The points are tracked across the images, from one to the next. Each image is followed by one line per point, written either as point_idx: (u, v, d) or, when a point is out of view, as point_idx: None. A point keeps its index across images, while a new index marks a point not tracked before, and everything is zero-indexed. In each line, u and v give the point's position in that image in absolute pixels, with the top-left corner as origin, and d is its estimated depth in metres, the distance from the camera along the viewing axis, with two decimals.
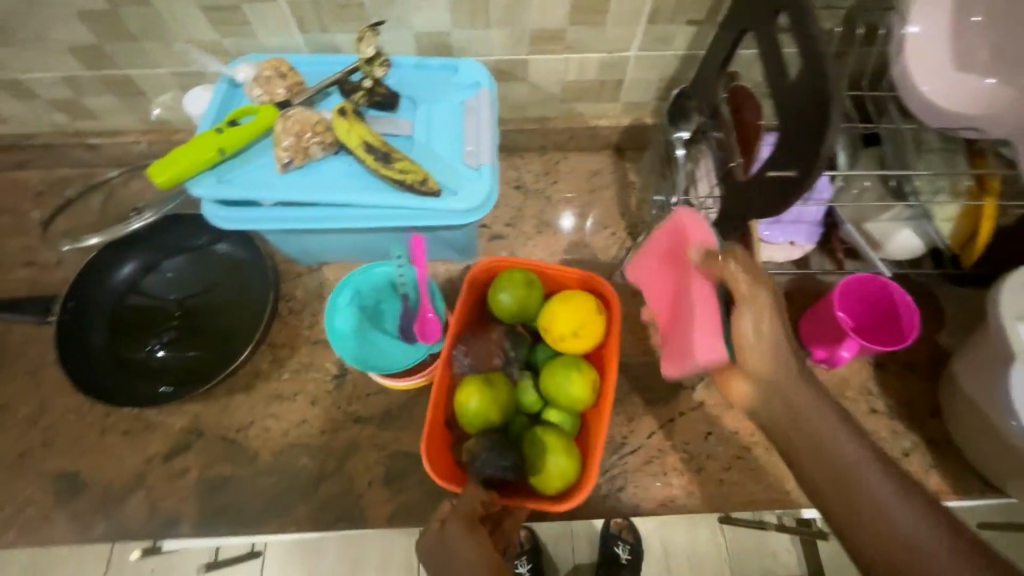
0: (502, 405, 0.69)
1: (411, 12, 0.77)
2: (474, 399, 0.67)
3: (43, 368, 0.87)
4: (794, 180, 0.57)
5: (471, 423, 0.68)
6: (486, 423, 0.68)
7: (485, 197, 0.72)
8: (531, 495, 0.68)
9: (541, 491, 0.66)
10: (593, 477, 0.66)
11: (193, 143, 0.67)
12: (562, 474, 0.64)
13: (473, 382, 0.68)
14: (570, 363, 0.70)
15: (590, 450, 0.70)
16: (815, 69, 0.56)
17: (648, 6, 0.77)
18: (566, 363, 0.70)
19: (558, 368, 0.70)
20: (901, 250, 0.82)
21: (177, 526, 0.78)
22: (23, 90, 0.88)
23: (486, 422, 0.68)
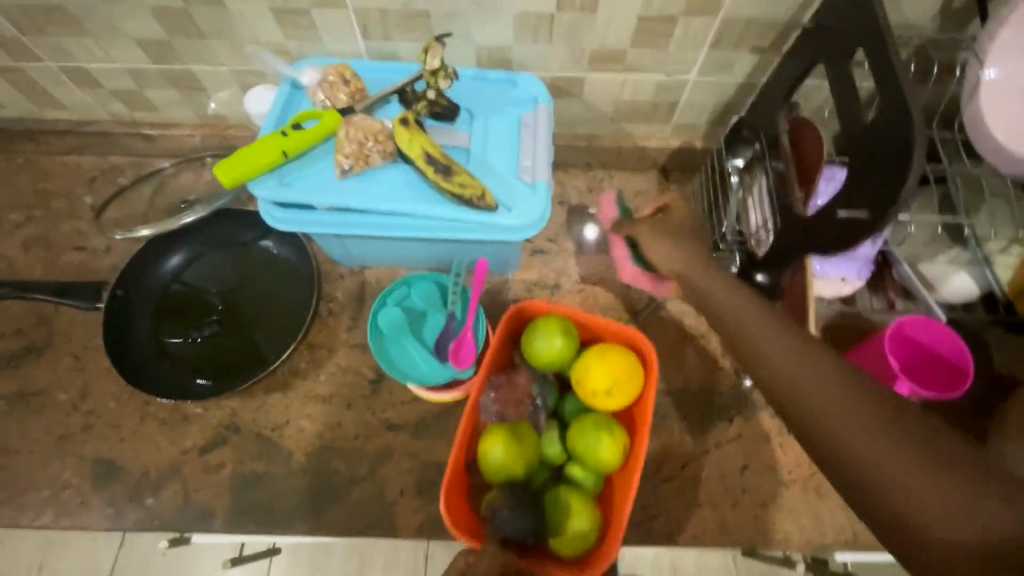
0: (528, 458, 0.70)
1: (475, 26, 0.77)
2: (498, 450, 0.69)
3: (87, 353, 0.89)
4: (865, 221, 0.56)
5: (496, 474, 0.70)
6: (511, 475, 0.70)
7: (539, 216, 0.72)
8: (549, 554, 0.69)
9: (560, 552, 0.67)
10: (615, 542, 0.67)
11: (258, 144, 0.68)
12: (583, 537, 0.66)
13: (500, 433, 0.70)
14: (600, 422, 0.71)
15: (610, 511, 0.71)
16: (897, 111, 0.55)
17: (714, 32, 0.77)
18: (596, 422, 0.71)
19: (587, 426, 0.71)
20: (955, 296, 0.81)
21: (209, 520, 0.79)
22: (88, 79, 0.90)
23: (509, 475, 0.69)
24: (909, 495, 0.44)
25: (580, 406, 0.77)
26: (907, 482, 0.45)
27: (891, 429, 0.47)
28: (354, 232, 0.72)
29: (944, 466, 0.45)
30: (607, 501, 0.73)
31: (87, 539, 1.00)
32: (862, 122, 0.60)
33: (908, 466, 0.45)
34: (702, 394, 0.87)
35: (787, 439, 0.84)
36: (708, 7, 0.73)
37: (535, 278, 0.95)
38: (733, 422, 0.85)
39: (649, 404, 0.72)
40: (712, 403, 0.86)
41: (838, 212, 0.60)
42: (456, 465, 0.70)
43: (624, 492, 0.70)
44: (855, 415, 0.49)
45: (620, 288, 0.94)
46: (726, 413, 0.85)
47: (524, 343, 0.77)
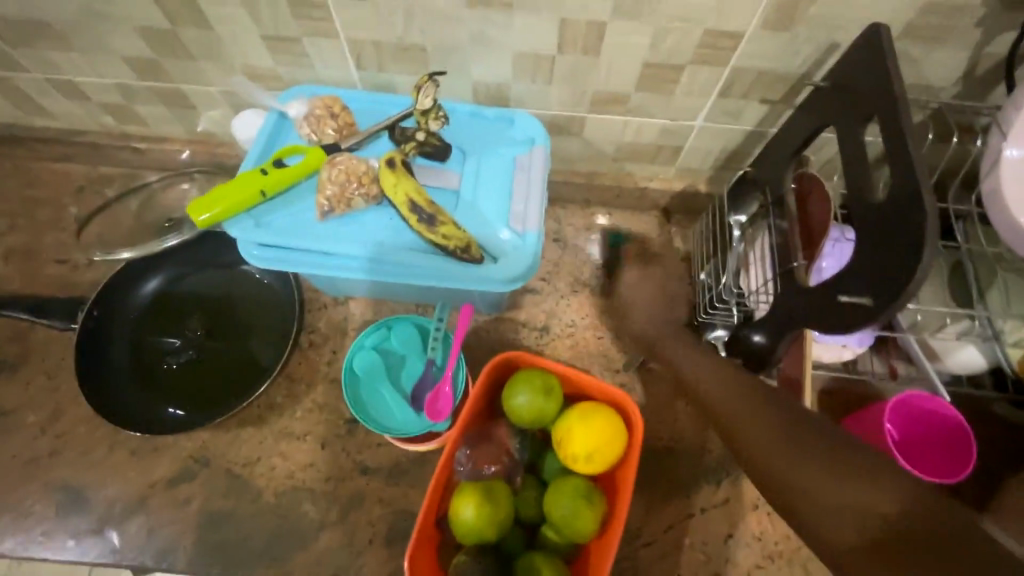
0: (500, 523, 0.67)
1: (472, 61, 0.73)
2: (470, 509, 0.66)
3: (60, 373, 0.87)
4: (868, 308, 0.53)
5: (465, 536, 0.66)
6: (480, 538, 0.66)
7: (526, 268, 0.69)
8: None
9: None
10: None
11: (236, 181, 0.65)
12: None
13: (473, 493, 0.66)
14: (579, 489, 0.68)
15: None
16: (908, 195, 0.51)
17: (723, 81, 0.73)
18: (575, 488, 0.68)
19: (565, 491, 0.68)
20: (960, 368, 0.75)
21: (174, 557, 0.77)
22: (75, 91, 0.87)
23: (479, 537, 0.66)
24: (808, 490, 0.51)
25: (559, 466, 0.74)
26: (806, 478, 0.52)
27: (802, 440, 0.56)
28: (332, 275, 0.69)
29: (841, 466, 0.51)
30: (580, 569, 0.70)
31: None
32: (870, 199, 0.56)
33: (811, 466, 0.53)
34: (692, 453, 0.83)
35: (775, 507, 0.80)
36: (717, 57, 0.70)
37: (525, 319, 0.91)
38: (720, 486, 0.81)
39: (631, 472, 0.69)
40: (700, 464, 0.82)
41: (838, 294, 0.57)
42: (423, 522, 0.66)
43: (598, 562, 0.67)
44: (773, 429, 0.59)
45: (613, 334, 0.91)
46: (715, 475, 0.82)
47: (505, 397, 0.73)
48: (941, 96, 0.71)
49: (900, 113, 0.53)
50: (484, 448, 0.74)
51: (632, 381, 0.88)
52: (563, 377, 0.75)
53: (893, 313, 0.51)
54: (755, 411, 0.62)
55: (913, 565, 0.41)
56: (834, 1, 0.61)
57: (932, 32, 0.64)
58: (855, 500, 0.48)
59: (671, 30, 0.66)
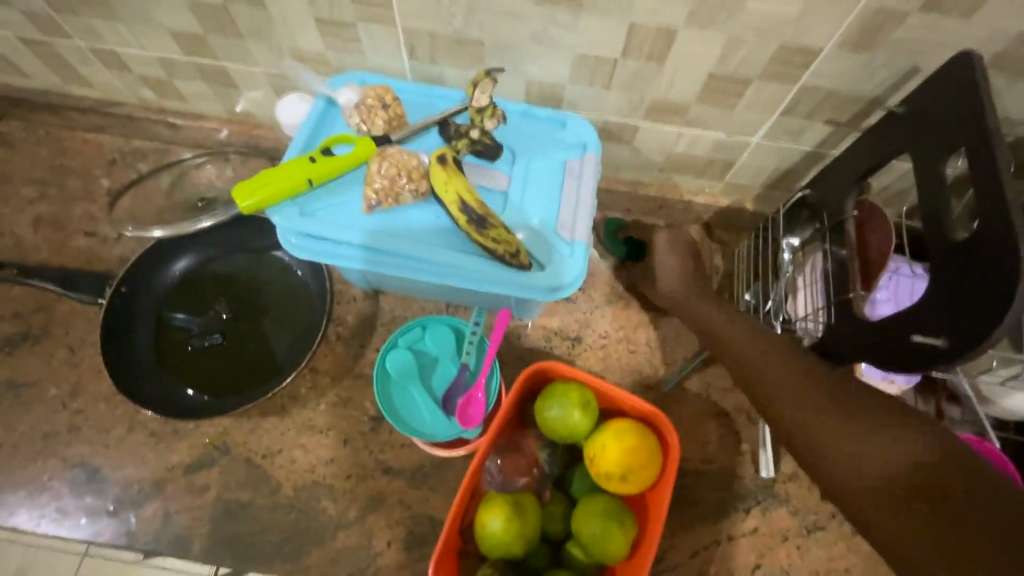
0: (527, 539, 0.65)
1: (530, 60, 0.71)
2: (498, 522, 0.64)
3: (83, 348, 0.85)
4: (942, 350, 0.51)
5: (490, 549, 0.64)
6: (506, 553, 0.65)
7: (575, 279, 0.67)
8: None
9: None
10: None
11: (283, 168, 0.64)
12: None
13: (502, 505, 0.64)
14: (611, 511, 0.66)
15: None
16: (999, 239, 0.49)
17: (788, 98, 0.70)
18: (606, 508, 0.66)
19: (597, 510, 0.66)
20: (1010, 414, 0.70)
21: (188, 545, 0.76)
22: (117, 63, 0.85)
23: (506, 551, 0.64)
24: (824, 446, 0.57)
25: (588, 482, 0.72)
26: (843, 445, 0.56)
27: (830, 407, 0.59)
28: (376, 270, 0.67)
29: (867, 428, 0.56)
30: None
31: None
32: (950, 235, 0.54)
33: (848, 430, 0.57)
34: (721, 478, 0.81)
35: (805, 541, 0.78)
36: (787, 73, 0.67)
37: (557, 327, 0.89)
38: (750, 514, 0.79)
39: (666, 496, 0.66)
40: (730, 490, 0.80)
41: (911, 333, 0.55)
42: (449, 531, 0.64)
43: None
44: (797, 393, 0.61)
45: (647, 350, 0.88)
46: (744, 503, 0.80)
47: (538, 408, 0.71)
48: (1016, 130, 0.68)
49: (993, 148, 0.51)
50: (514, 458, 0.73)
51: (663, 400, 0.85)
52: (599, 391, 0.72)
53: (970, 357, 0.49)
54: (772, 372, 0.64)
55: (909, 507, 0.50)
56: (921, 24, 0.58)
57: (1018, 65, 0.61)
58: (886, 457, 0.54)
59: (744, 40, 0.63)
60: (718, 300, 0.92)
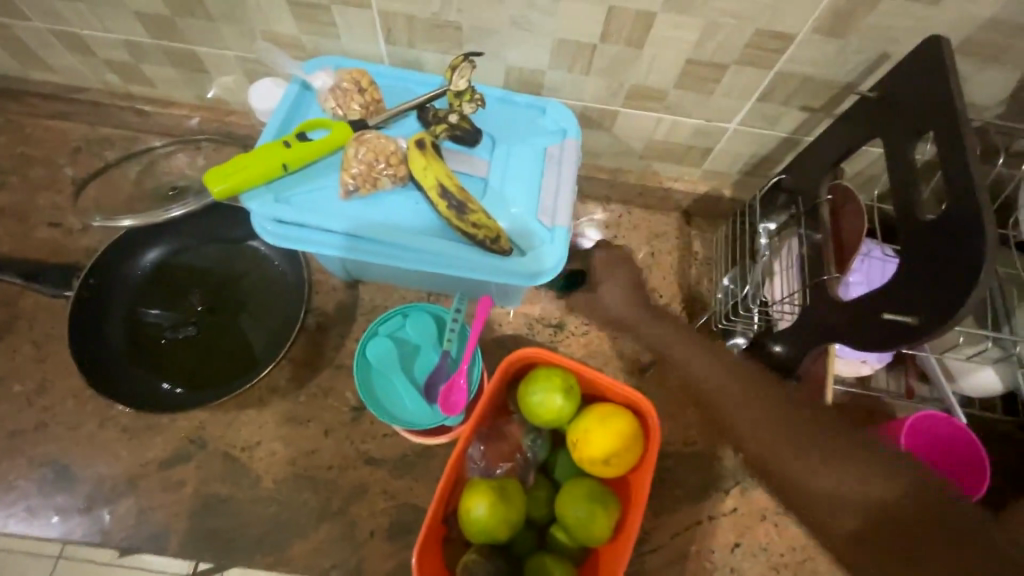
0: (511, 523, 0.65)
1: (510, 45, 0.70)
2: (482, 507, 0.64)
3: (50, 343, 0.83)
4: (912, 328, 0.52)
5: (474, 533, 0.64)
6: (491, 537, 0.65)
7: (556, 264, 0.67)
8: None
9: None
10: None
11: (256, 153, 0.62)
12: None
13: (488, 492, 0.64)
14: (595, 494, 0.66)
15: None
16: (965, 218, 0.50)
17: (764, 84, 0.71)
18: (589, 492, 0.66)
19: (580, 493, 0.66)
20: (975, 390, 0.73)
21: (164, 542, 0.74)
22: (79, 45, 0.82)
23: (491, 536, 0.64)
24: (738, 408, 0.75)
25: (572, 467, 0.73)
26: (746, 414, 0.74)
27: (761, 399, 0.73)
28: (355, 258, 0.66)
29: (818, 456, 0.69)
30: None
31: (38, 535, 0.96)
32: (919, 216, 0.55)
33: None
34: (703, 460, 0.82)
35: (783, 519, 0.80)
36: (763, 59, 0.68)
37: (539, 314, 0.89)
38: (729, 495, 0.81)
39: (649, 478, 0.67)
40: (709, 472, 0.82)
41: (882, 311, 0.56)
42: (432, 518, 0.64)
43: (610, 569, 0.65)
44: (766, 413, 0.72)
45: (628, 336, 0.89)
46: (724, 484, 0.81)
47: (520, 395, 0.71)
48: (984, 115, 0.71)
49: (959, 131, 0.52)
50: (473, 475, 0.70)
51: (645, 385, 0.86)
52: (583, 377, 0.72)
53: (938, 335, 0.50)
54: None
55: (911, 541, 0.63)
56: (891, 10, 0.60)
57: (985, 51, 0.63)
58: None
59: (722, 26, 0.64)
60: (698, 286, 0.93)
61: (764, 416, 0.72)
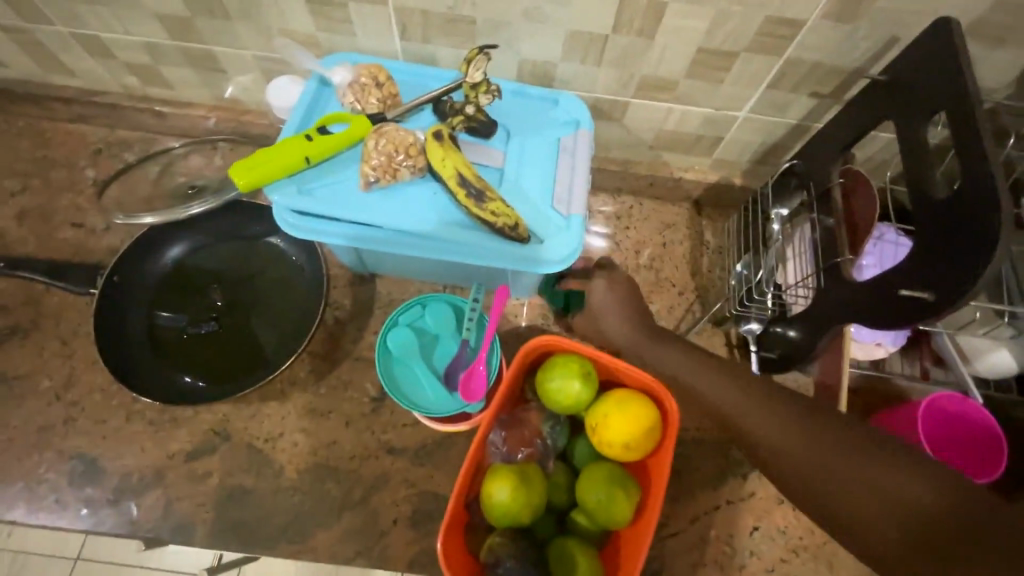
0: (533, 507, 0.66)
1: (524, 38, 0.72)
2: (505, 491, 0.65)
3: (75, 339, 0.84)
4: (928, 303, 0.53)
5: (497, 518, 0.65)
6: (514, 521, 0.66)
7: (572, 250, 0.68)
8: None
9: None
10: None
11: (279, 147, 0.64)
12: None
13: (510, 478, 0.65)
14: (615, 477, 0.67)
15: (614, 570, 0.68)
16: (979, 193, 0.51)
17: (773, 72, 0.72)
18: (610, 476, 0.67)
19: (601, 477, 0.67)
20: (990, 371, 0.74)
21: (190, 532, 0.76)
22: (100, 47, 0.84)
23: (514, 520, 0.65)
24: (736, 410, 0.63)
25: (591, 453, 0.73)
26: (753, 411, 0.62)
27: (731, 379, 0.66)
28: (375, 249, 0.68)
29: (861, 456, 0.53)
30: (611, 559, 0.69)
31: (55, 537, 1.07)
32: (932, 194, 0.56)
33: (834, 466, 0.54)
34: (719, 446, 0.83)
35: None
36: (773, 45, 0.69)
37: None
38: (746, 479, 0.81)
39: (668, 461, 0.68)
40: (726, 457, 0.82)
41: (898, 288, 0.57)
42: (456, 503, 0.65)
43: (632, 550, 0.66)
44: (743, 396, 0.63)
45: None
46: (741, 468, 0.82)
47: (539, 382, 0.72)
48: (994, 97, 0.71)
49: (972, 109, 0.53)
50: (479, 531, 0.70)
51: None
52: (600, 364, 0.73)
53: (956, 309, 0.51)
54: (775, 426, 0.59)
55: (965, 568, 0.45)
56: None
57: (993, 32, 0.64)
58: (865, 493, 0.51)
59: (732, 13, 0.65)
60: (709, 276, 0.94)
61: (749, 405, 0.62)
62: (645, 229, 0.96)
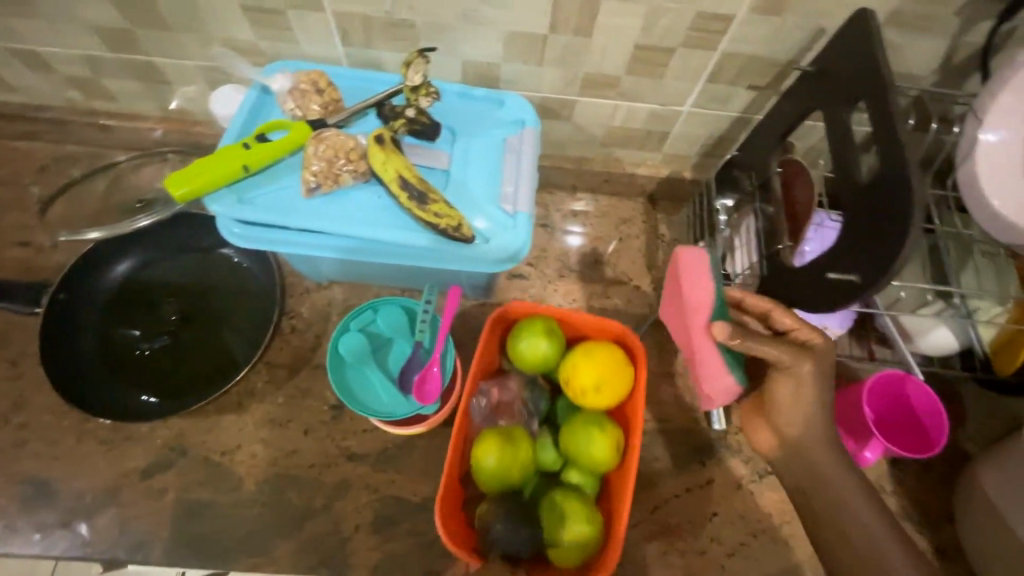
0: (520, 466, 0.66)
1: (463, 40, 0.72)
2: (489, 455, 0.65)
3: (23, 360, 0.82)
4: (856, 285, 0.55)
5: (487, 482, 0.66)
6: (503, 483, 0.66)
7: (520, 248, 0.69)
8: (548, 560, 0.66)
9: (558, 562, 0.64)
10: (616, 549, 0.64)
11: (217, 155, 0.63)
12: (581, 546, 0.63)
13: (494, 443, 0.65)
14: (591, 420, 0.68)
15: (612, 515, 0.68)
16: (894, 177, 0.53)
17: (712, 66, 0.74)
18: (587, 422, 0.68)
19: (579, 426, 0.68)
20: (931, 349, 0.76)
21: (146, 550, 0.74)
22: (38, 62, 0.82)
23: (503, 481, 0.66)
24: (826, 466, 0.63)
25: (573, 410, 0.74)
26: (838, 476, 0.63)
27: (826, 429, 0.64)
28: (352, 257, 0.68)
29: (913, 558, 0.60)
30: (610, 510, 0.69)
31: None
32: (857, 180, 0.58)
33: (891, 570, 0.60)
34: (678, 435, 0.84)
35: (758, 486, 0.82)
36: (708, 40, 0.70)
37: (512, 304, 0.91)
38: (706, 466, 0.83)
39: (642, 400, 0.70)
40: (686, 447, 0.84)
41: (827, 272, 0.59)
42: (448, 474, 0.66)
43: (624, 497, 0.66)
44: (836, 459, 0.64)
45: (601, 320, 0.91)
46: (700, 456, 0.83)
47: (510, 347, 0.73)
48: (920, 84, 0.74)
49: (888, 97, 0.54)
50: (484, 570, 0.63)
51: None
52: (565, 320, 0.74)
53: (880, 290, 0.53)
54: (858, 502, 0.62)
55: None
56: None
57: (914, 22, 0.66)
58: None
59: (665, 10, 0.66)
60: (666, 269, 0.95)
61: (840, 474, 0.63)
62: (602, 226, 0.97)
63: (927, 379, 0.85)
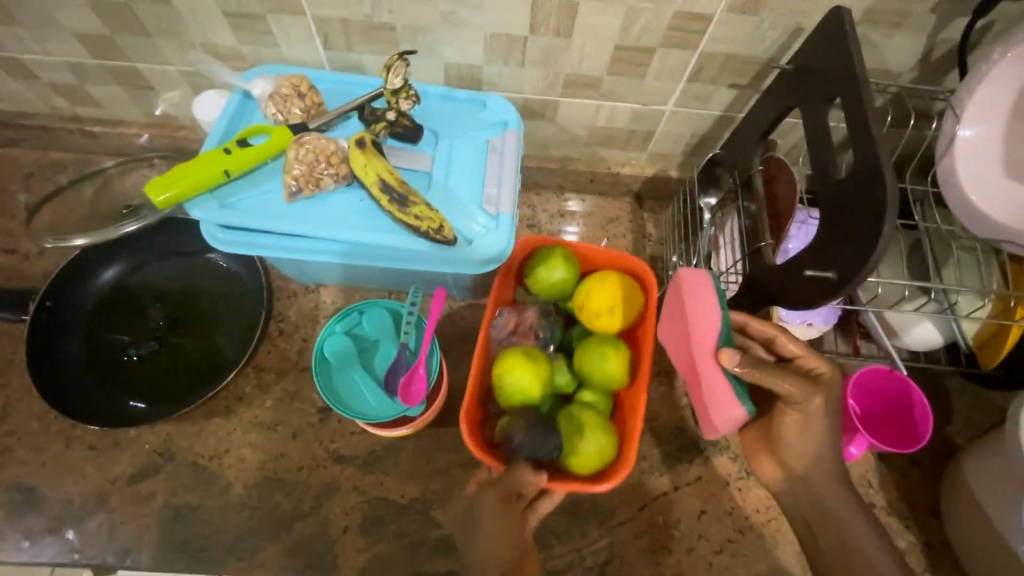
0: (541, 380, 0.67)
1: (443, 42, 0.73)
2: (512, 367, 0.67)
3: (10, 368, 0.83)
4: (832, 282, 0.55)
5: (507, 396, 0.67)
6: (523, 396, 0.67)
7: (503, 248, 0.69)
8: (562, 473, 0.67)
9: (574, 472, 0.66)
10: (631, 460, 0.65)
11: (198, 160, 0.64)
12: (598, 454, 0.64)
13: (514, 358, 0.67)
14: (606, 341, 0.70)
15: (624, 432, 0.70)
16: (867, 174, 0.53)
17: (692, 65, 0.74)
18: (602, 341, 0.70)
19: (594, 345, 0.70)
20: (916, 343, 0.77)
21: (134, 555, 0.74)
22: (22, 70, 0.83)
23: (523, 395, 0.67)
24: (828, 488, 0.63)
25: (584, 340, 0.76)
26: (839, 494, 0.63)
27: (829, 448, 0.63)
28: (355, 261, 0.69)
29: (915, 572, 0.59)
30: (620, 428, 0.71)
31: None
32: (833, 177, 0.58)
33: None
34: (666, 432, 0.85)
35: (746, 483, 0.82)
36: (687, 40, 0.71)
37: None
38: (694, 464, 0.83)
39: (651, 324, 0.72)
40: (673, 444, 0.84)
41: (804, 269, 0.59)
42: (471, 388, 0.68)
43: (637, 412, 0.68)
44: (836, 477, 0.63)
45: None
46: (688, 453, 0.84)
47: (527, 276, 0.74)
48: (899, 81, 0.75)
49: (861, 95, 0.55)
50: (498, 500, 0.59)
51: None
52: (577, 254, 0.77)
53: (856, 287, 0.53)
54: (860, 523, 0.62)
55: None
56: None
57: (891, 20, 0.66)
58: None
59: (642, 10, 0.67)
60: (653, 267, 0.96)
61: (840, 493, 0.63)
62: (588, 226, 0.98)
63: (913, 374, 0.85)
